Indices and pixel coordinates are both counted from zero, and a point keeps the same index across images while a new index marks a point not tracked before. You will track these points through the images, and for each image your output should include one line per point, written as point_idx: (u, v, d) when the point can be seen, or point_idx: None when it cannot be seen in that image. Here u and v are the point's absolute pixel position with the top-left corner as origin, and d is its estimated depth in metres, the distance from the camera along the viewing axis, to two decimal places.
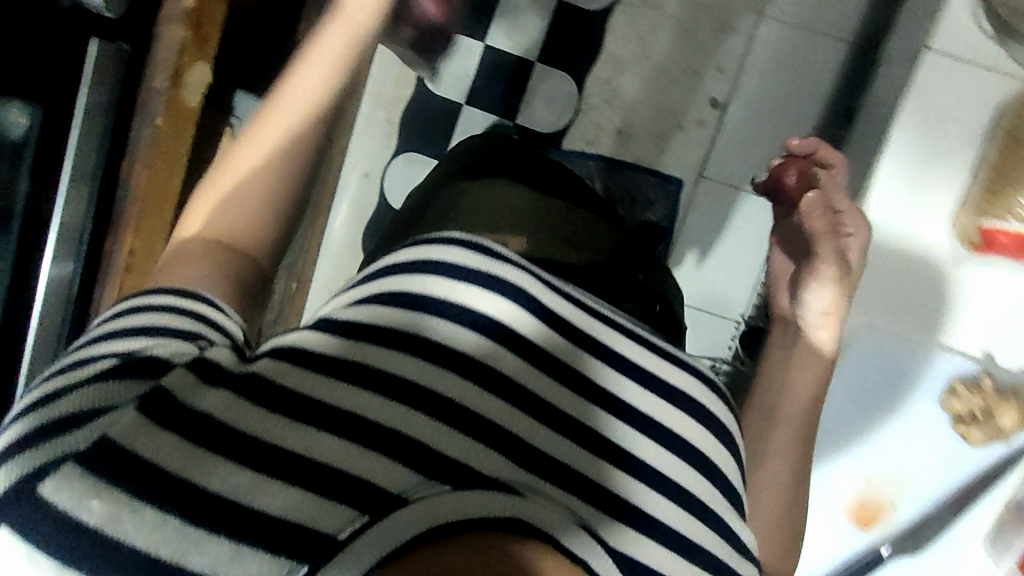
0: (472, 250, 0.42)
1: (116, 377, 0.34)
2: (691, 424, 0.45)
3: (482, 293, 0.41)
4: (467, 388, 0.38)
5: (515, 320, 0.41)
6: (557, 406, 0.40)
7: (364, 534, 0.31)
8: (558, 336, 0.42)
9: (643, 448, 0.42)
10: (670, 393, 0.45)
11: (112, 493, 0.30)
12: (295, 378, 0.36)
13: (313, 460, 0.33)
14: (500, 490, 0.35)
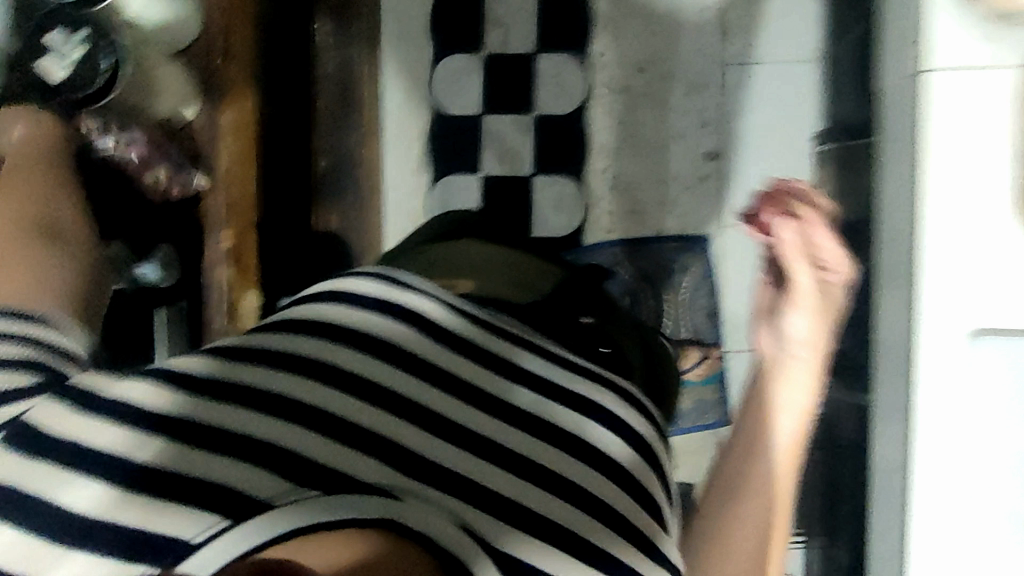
0: (381, 283, 0.55)
1: (26, 374, 0.47)
2: (592, 432, 0.54)
3: (388, 329, 0.53)
4: (375, 414, 0.49)
5: (422, 351, 0.53)
6: (503, 446, 0.51)
7: (232, 528, 0.39)
8: (431, 343, 0.54)
9: (575, 467, 0.52)
10: (560, 397, 0.55)
11: (51, 449, 0.42)
12: (166, 396, 0.46)
13: (197, 472, 0.43)
14: (382, 496, 0.43)
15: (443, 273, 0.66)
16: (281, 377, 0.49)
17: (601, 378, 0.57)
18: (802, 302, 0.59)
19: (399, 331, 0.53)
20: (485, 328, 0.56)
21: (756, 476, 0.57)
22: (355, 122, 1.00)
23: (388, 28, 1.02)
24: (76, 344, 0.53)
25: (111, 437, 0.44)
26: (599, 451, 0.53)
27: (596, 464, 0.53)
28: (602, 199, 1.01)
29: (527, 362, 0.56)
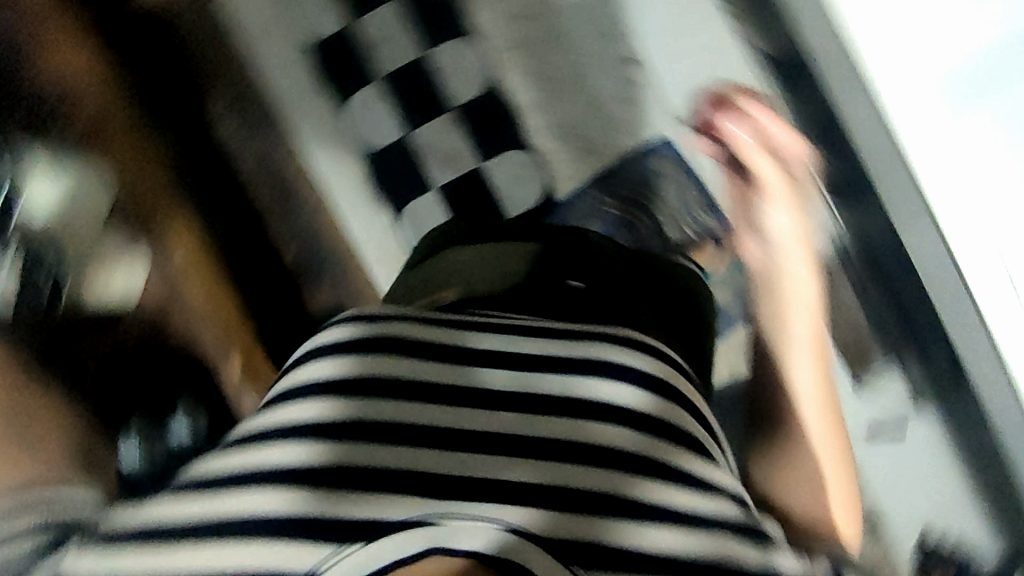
0: (364, 325, 0.62)
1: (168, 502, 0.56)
2: (607, 389, 0.61)
3: (353, 360, 0.60)
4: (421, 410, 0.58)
5: (411, 362, 0.61)
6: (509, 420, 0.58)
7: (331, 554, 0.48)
8: (431, 362, 0.61)
9: (584, 474, 0.55)
10: (529, 368, 0.61)
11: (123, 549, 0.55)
12: (221, 467, 0.58)
13: (342, 512, 0.51)
14: (425, 526, 0.49)
15: (459, 275, 0.79)
16: (303, 450, 0.56)
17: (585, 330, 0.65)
18: (777, 200, 0.79)
19: (394, 357, 0.61)
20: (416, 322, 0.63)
21: (810, 416, 0.80)
22: (300, 201, 1.01)
23: (281, 98, 1.00)
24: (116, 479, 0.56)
25: (259, 500, 0.53)
26: (624, 422, 0.59)
27: (623, 413, 0.60)
28: (556, 151, 1.02)
29: (471, 345, 0.63)
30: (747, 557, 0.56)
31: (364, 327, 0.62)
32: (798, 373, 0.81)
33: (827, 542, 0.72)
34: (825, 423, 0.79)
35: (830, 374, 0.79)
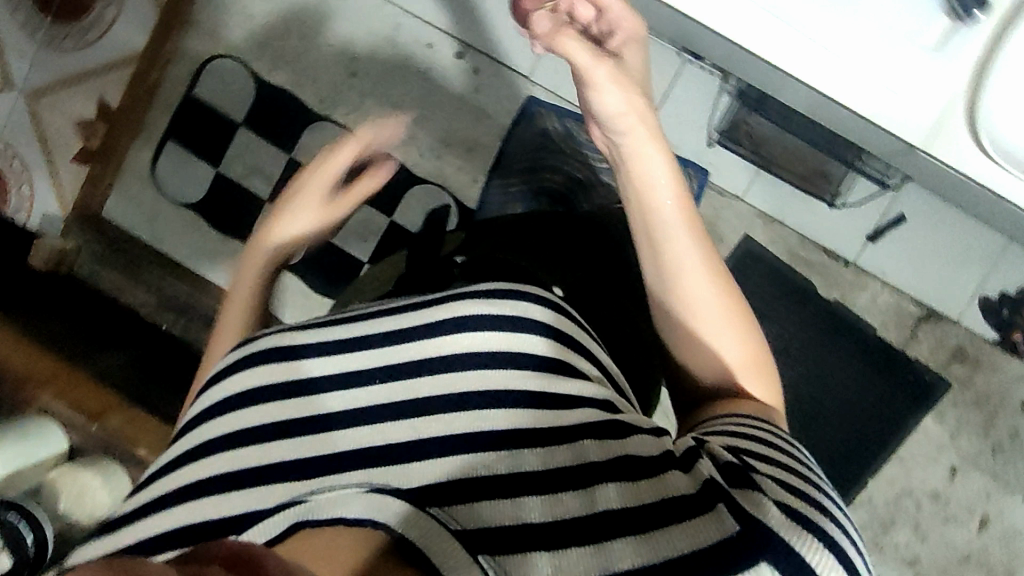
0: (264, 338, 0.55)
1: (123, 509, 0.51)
2: (469, 339, 0.49)
3: (245, 373, 0.53)
4: (263, 463, 0.45)
5: (270, 378, 0.51)
6: (360, 473, 0.42)
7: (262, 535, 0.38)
8: (308, 362, 0.51)
9: (378, 469, 0.42)
10: (355, 377, 0.49)
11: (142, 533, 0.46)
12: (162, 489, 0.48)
13: (204, 517, 0.43)
14: (293, 504, 0.39)
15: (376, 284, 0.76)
16: (185, 469, 0.48)
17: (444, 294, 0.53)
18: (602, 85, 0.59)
19: (252, 375, 0.52)
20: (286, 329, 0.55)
21: (691, 287, 0.58)
22: None
23: (196, 265, 1.08)
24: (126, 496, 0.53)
25: (202, 501, 0.44)
26: (484, 403, 0.46)
27: (450, 402, 0.46)
28: (443, 166, 1.05)
29: (313, 374, 0.50)
30: (628, 487, 0.42)
31: (246, 346, 0.56)
32: (718, 343, 0.59)
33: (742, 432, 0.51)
34: (705, 266, 0.59)
35: (728, 279, 0.60)
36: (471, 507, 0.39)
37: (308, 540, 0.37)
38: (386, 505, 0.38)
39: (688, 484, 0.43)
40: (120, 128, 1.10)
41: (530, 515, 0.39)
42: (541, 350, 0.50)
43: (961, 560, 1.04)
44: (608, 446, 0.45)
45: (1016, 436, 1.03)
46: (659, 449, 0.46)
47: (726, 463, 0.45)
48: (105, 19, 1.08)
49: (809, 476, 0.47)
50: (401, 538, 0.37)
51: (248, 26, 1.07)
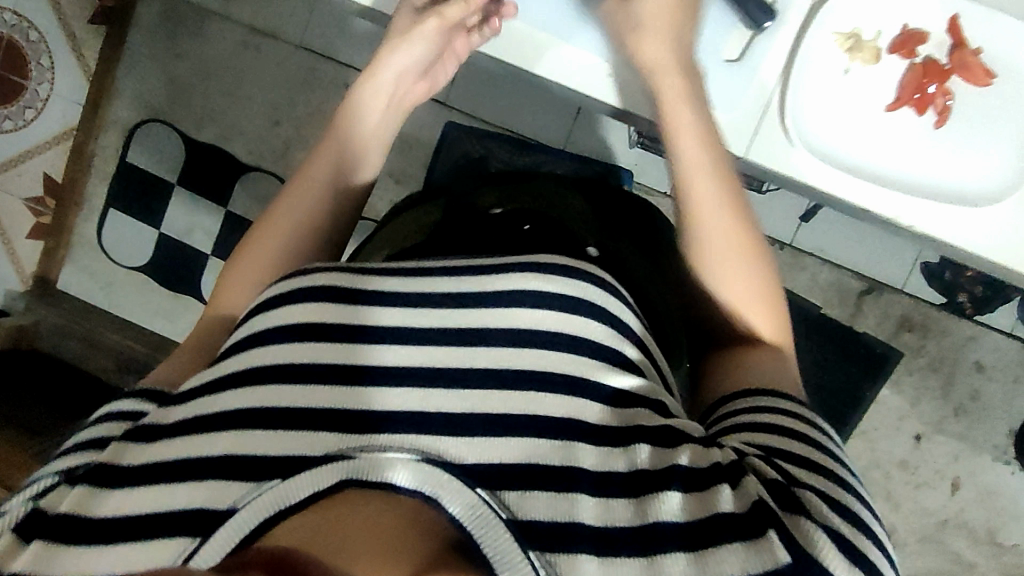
0: (301, 278, 0.50)
1: (50, 478, 0.43)
2: (524, 317, 0.46)
3: (289, 308, 0.48)
4: (294, 433, 0.41)
5: (324, 316, 0.47)
6: (469, 440, 0.41)
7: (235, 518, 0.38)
8: (355, 312, 0.47)
9: (441, 441, 0.40)
10: (411, 337, 0.46)
11: (112, 498, 0.42)
12: (134, 458, 0.44)
13: (172, 502, 0.40)
14: (339, 460, 0.38)
15: (398, 236, 0.69)
16: (218, 397, 0.45)
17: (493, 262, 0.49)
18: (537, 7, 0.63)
19: (309, 308, 0.47)
20: (350, 273, 0.49)
21: (712, 210, 0.55)
22: None
23: (145, 322, 1.11)
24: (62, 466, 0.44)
25: (175, 489, 0.41)
26: (545, 388, 0.44)
27: (473, 381, 0.43)
28: (374, 202, 1.08)
29: (373, 321, 0.46)
30: (692, 500, 0.41)
31: (292, 279, 0.50)
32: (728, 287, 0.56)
33: (774, 407, 0.48)
34: (729, 223, 0.55)
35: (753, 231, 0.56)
36: (523, 498, 0.39)
37: (351, 502, 0.37)
38: (449, 490, 0.38)
39: (734, 504, 0.41)
40: (66, 202, 1.13)
41: (583, 515, 0.40)
42: (602, 338, 0.47)
43: (938, 526, 1.02)
44: (662, 453, 0.44)
45: (977, 397, 1.01)
46: (706, 459, 0.44)
47: (773, 479, 0.42)
48: (38, 97, 1.12)
49: (846, 478, 0.44)
50: (461, 525, 0.37)
51: (170, 87, 1.09)
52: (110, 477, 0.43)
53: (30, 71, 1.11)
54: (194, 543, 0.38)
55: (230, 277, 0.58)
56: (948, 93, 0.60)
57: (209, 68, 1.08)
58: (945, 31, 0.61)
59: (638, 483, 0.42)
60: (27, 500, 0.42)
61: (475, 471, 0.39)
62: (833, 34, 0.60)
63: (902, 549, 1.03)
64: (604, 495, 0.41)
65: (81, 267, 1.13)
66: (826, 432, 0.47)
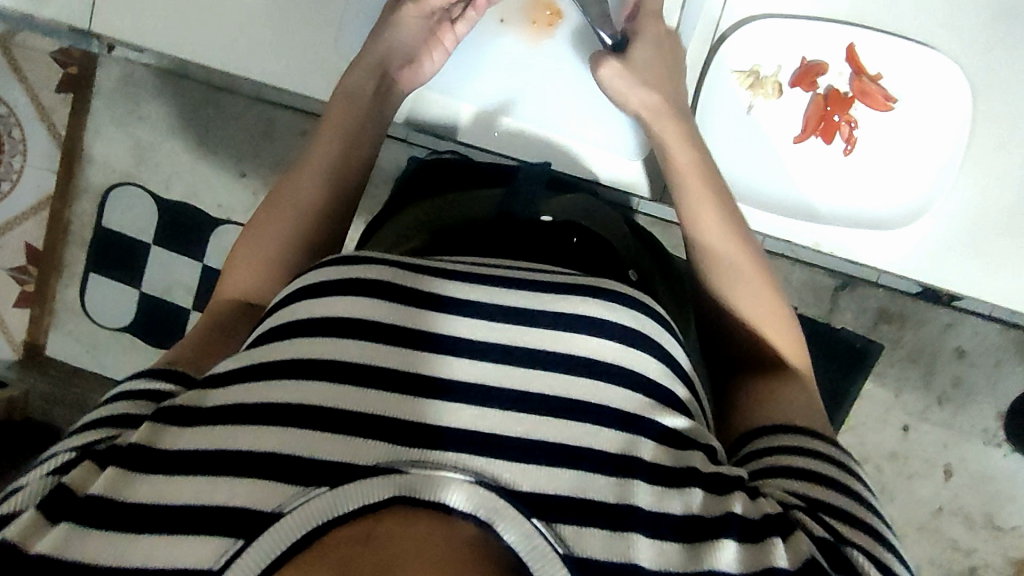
0: (361, 267, 0.48)
1: (65, 454, 0.42)
2: (581, 345, 0.46)
3: (346, 300, 0.47)
4: (362, 444, 0.40)
5: (383, 315, 0.46)
6: (530, 464, 0.41)
7: (289, 524, 0.37)
8: (413, 310, 0.47)
9: (494, 463, 0.40)
10: (485, 351, 0.45)
11: (136, 483, 0.40)
12: (175, 440, 0.41)
13: (217, 496, 0.39)
14: (396, 472, 0.38)
15: (430, 223, 0.66)
16: (262, 385, 0.43)
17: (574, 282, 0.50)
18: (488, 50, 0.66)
19: (373, 305, 0.47)
20: (407, 271, 0.49)
21: (726, 257, 0.59)
22: None
23: None
24: (83, 438, 0.43)
25: (207, 486, 0.39)
26: (603, 422, 0.43)
27: (525, 402, 0.43)
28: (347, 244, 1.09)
29: (456, 333, 0.46)
30: (748, 554, 0.41)
31: (352, 266, 0.49)
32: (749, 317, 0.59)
33: (806, 450, 0.48)
34: (746, 267, 0.59)
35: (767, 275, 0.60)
36: (581, 533, 0.39)
37: (400, 521, 0.37)
38: (505, 517, 0.38)
39: (788, 560, 0.40)
40: (47, 268, 1.15)
41: (640, 557, 0.39)
42: (659, 376, 0.48)
43: (934, 515, 1.02)
44: (718, 500, 0.43)
45: (959, 383, 1.00)
46: (758, 511, 0.43)
47: (822, 538, 0.41)
48: (12, 170, 1.13)
49: (889, 537, 0.44)
50: (517, 553, 0.37)
51: (136, 150, 1.11)
52: (142, 457, 0.41)
53: (4, 145, 1.13)
54: (237, 545, 0.37)
55: (239, 258, 0.62)
56: (854, 121, 0.61)
57: (171, 126, 1.10)
58: (846, 60, 0.62)
59: (695, 528, 0.41)
60: (47, 479, 0.41)
61: (532, 500, 0.39)
62: (733, 74, 0.63)
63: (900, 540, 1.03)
64: (658, 536, 0.40)
65: (70, 332, 1.15)
66: (858, 478, 0.47)
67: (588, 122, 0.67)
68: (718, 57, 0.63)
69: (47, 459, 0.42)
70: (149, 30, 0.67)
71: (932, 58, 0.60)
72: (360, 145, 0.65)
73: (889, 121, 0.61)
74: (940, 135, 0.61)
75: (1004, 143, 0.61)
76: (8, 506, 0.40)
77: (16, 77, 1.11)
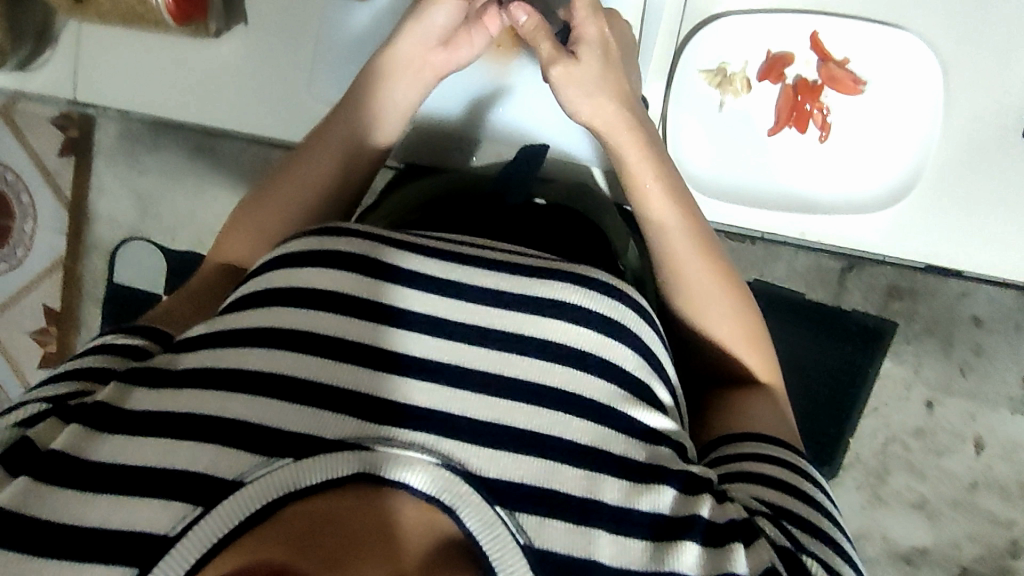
0: (346, 241, 0.50)
1: (37, 406, 0.45)
2: (556, 330, 0.47)
3: (323, 271, 0.49)
4: (334, 423, 0.43)
5: (353, 288, 0.48)
6: (498, 445, 0.43)
7: (247, 495, 0.39)
8: (381, 285, 0.48)
9: (466, 447, 0.42)
10: (443, 327, 0.47)
11: (106, 442, 0.43)
12: (148, 401, 0.45)
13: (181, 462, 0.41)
14: (361, 449, 0.41)
15: (412, 199, 0.67)
16: (233, 352, 0.46)
17: (556, 266, 0.50)
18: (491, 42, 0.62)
19: (349, 278, 0.49)
20: (386, 243, 0.50)
21: (693, 285, 0.58)
22: None
23: None
24: (53, 392, 0.46)
25: (171, 453, 0.42)
26: (572, 411, 0.45)
27: (496, 388, 0.45)
28: None
29: (440, 314, 0.47)
30: (707, 557, 0.43)
31: (333, 238, 0.51)
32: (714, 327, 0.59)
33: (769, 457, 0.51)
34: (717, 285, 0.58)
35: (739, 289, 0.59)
36: (543, 524, 0.41)
37: (355, 503, 0.40)
38: (467, 503, 0.40)
39: (748, 567, 0.42)
40: (65, 327, 1.18)
41: (601, 553, 0.41)
42: (635, 367, 0.49)
43: (969, 489, 1.00)
44: (687, 500, 0.45)
45: (980, 351, 0.98)
46: (725, 516, 0.45)
47: (784, 546, 0.44)
48: (25, 235, 1.17)
49: (840, 541, 0.47)
50: (477, 540, 0.40)
51: (140, 204, 1.14)
52: (106, 415, 0.44)
53: (15, 211, 1.17)
54: (194, 512, 0.39)
55: (233, 223, 0.62)
56: (826, 108, 0.61)
57: (172, 178, 1.12)
58: (811, 48, 0.62)
59: (664, 528, 0.44)
60: (14, 429, 0.44)
61: (495, 486, 0.42)
62: (699, 74, 0.64)
63: (937, 518, 1.01)
64: (622, 532, 0.43)
65: None
66: (821, 490, 0.50)
67: (558, 113, 0.71)
68: (683, 58, 0.63)
69: (15, 411, 0.45)
70: (131, 92, 0.70)
71: (900, 40, 0.60)
72: (363, 129, 0.62)
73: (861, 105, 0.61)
74: (914, 114, 0.60)
75: (979, 111, 0.60)
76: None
77: (22, 146, 1.14)
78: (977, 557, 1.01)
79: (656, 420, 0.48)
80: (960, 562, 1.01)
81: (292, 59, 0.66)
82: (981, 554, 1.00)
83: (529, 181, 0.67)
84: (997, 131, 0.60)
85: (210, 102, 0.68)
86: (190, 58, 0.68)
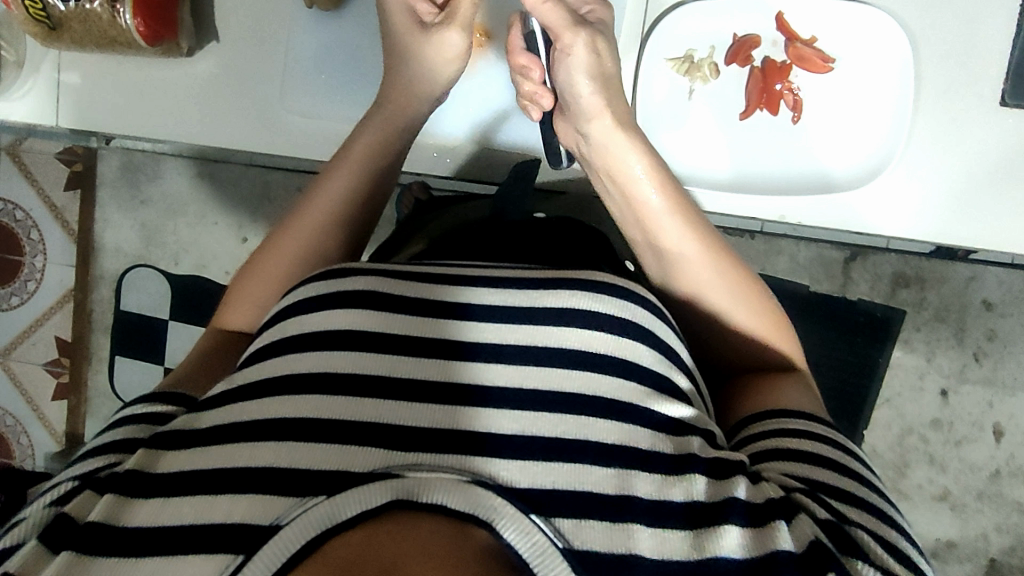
0: (350, 278, 0.46)
1: (65, 483, 0.40)
2: (571, 337, 0.43)
3: (336, 313, 0.44)
4: (358, 455, 0.38)
5: (378, 325, 0.43)
6: (529, 453, 0.39)
7: (289, 530, 0.35)
8: (401, 315, 0.44)
9: (494, 462, 0.38)
10: (479, 355, 0.42)
11: (140, 506, 0.38)
12: (175, 462, 0.40)
13: (209, 514, 0.37)
14: (388, 477, 0.36)
15: (428, 230, 0.64)
16: (252, 403, 0.42)
17: (556, 273, 0.46)
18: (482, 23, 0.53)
19: (364, 314, 0.44)
20: (399, 279, 0.46)
21: (709, 283, 0.53)
22: None
23: None
24: (81, 466, 0.42)
25: (203, 503, 0.37)
26: (594, 413, 0.41)
27: (520, 401, 0.41)
28: None
29: (470, 339, 0.43)
30: (752, 536, 0.38)
31: (340, 279, 0.46)
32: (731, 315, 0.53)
33: (802, 431, 0.46)
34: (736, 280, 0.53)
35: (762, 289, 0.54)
36: (579, 524, 0.37)
37: (398, 532, 0.34)
38: (505, 515, 0.35)
39: (794, 541, 0.38)
40: (78, 359, 1.19)
41: (641, 546, 0.37)
42: (652, 363, 0.44)
43: (992, 478, 0.97)
44: (719, 485, 0.41)
45: (994, 335, 0.96)
46: (763, 496, 0.40)
47: (826, 519, 0.40)
48: (36, 269, 1.18)
49: (899, 521, 0.42)
50: (517, 552, 0.35)
51: (145, 233, 1.15)
52: (138, 481, 0.39)
53: (25, 247, 1.18)
54: (237, 559, 0.35)
55: (245, 281, 0.57)
56: (797, 87, 0.62)
57: (176, 206, 1.14)
58: (778, 29, 0.63)
59: (700, 515, 0.39)
60: (49, 508, 0.39)
61: (528, 496, 0.37)
62: (666, 62, 0.64)
63: (961, 509, 0.98)
64: (659, 525, 0.38)
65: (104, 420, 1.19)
66: (876, 474, 0.45)
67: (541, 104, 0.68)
68: (655, 36, 0.63)
69: (41, 494, 0.41)
70: (115, 113, 0.70)
71: (870, 16, 0.60)
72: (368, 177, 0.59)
73: (830, 80, 0.62)
74: (883, 91, 0.61)
75: (950, 86, 0.60)
76: (8, 538, 0.38)
77: (27, 182, 1.16)
78: (1006, 548, 0.98)
79: (677, 411, 0.43)
80: (989, 554, 0.98)
81: (268, 74, 0.67)
82: (1009, 544, 0.97)
83: (526, 197, 0.64)
84: (975, 102, 0.59)
85: (187, 115, 0.69)
86: (166, 77, 0.69)
